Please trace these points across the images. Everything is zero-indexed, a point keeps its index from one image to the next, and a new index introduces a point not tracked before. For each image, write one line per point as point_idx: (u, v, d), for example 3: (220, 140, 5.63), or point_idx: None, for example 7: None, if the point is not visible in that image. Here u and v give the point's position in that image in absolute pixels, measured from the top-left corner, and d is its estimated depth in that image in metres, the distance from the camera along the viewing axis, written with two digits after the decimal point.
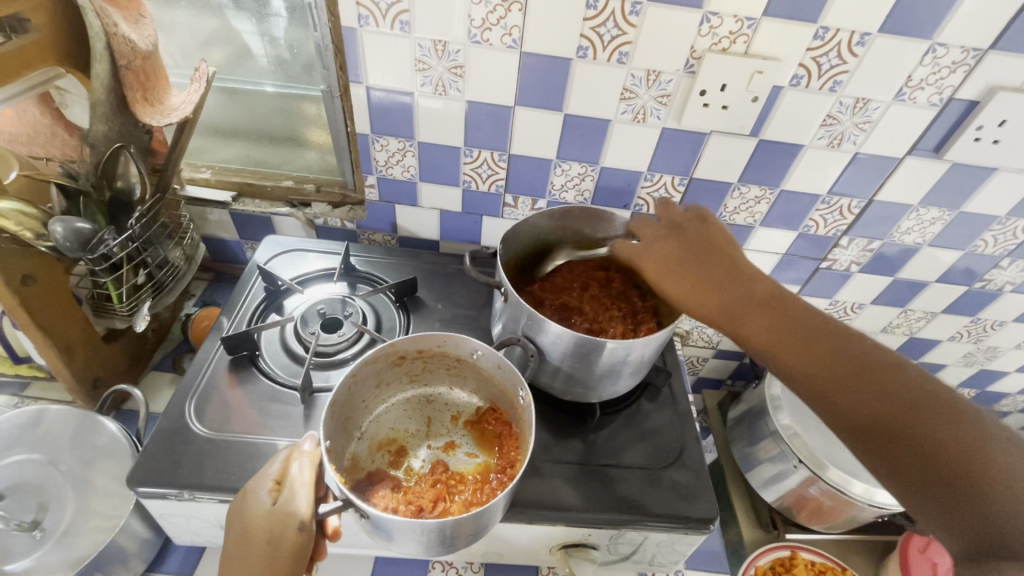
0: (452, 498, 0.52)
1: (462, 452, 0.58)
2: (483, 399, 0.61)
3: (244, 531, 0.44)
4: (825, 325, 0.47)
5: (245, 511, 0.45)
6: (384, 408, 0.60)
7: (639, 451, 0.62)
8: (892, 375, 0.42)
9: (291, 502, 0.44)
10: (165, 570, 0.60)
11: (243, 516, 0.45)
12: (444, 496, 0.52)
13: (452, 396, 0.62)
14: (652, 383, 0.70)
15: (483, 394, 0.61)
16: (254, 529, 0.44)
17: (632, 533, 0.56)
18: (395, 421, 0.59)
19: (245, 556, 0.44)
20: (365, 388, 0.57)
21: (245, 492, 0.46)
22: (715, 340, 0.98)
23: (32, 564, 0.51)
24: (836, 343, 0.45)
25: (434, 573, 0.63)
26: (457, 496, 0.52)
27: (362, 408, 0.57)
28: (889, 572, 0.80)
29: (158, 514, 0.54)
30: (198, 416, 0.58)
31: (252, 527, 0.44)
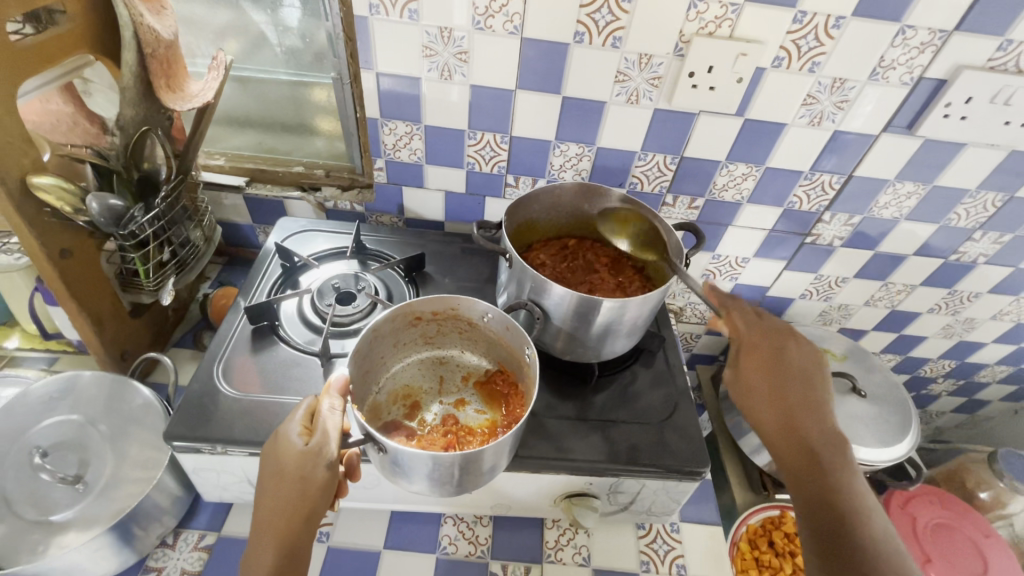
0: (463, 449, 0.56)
1: (472, 411, 0.62)
2: (492, 362, 0.65)
3: (277, 467, 0.47)
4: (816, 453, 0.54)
5: (276, 451, 0.48)
6: (400, 367, 0.64)
7: (635, 408, 0.67)
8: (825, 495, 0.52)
9: (321, 444, 0.47)
10: (196, 525, 0.64)
11: (275, 456, 0.47)
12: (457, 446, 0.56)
13: (464, 359, 0.66)
14: (647, 348, 0.74)
15: (492, 357, 0.65)
16: (287, 467, 0.47)
17: (630, 481, 0.61)
18: (410, 378, 0.63)
19: (278, 491, 0.47)
20: (381, 350, 0.61)
21: (276, 433, 0.49)
22: (707, 316, 1.03)
23: (76, 514, 0.55)
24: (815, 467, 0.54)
25: (446, 526, 0.68)
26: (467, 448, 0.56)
27: (381, 366, 0.62)
28: None
29: (191, 470, 0.59)
30: (225, 378, 0.62)
31: (285, 464, 0.47)
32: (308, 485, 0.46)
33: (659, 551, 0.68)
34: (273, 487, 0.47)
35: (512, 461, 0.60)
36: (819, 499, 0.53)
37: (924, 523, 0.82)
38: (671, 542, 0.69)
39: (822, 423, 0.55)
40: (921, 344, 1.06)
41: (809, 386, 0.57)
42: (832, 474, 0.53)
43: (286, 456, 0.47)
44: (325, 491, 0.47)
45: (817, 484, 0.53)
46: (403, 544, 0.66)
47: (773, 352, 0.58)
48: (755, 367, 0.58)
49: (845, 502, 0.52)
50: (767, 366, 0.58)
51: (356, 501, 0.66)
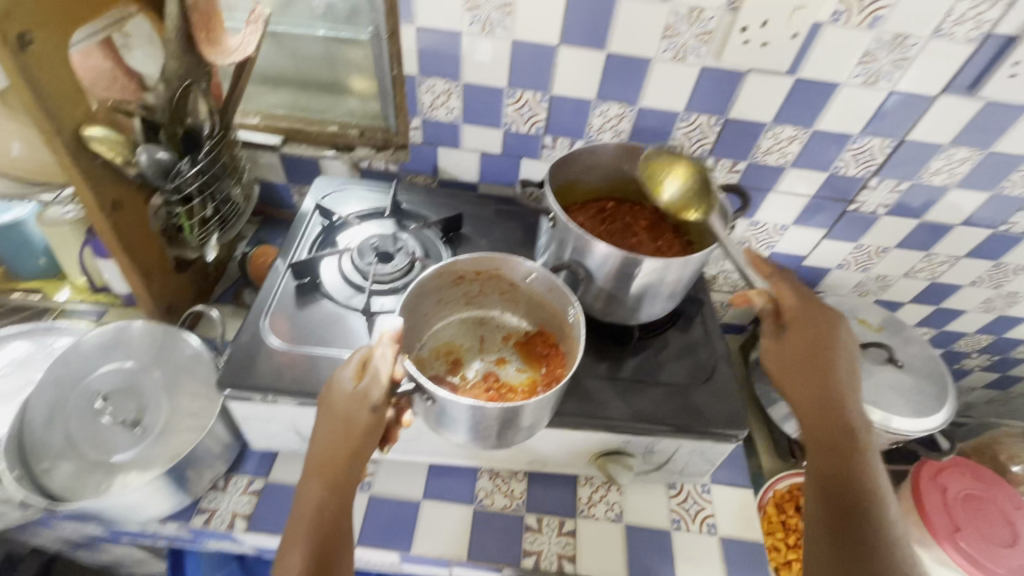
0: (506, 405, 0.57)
1: (513, 370, 0.63)
2: (531, 323, 0.66)
3: (331, 404, 0.49)
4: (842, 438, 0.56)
5: (329, 393, 0.50)
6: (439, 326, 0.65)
7: (672, 370, 0.67)
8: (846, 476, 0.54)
9: (370, 387, 0.48)
10: (244, 471, 0.67)
11: (329, 394, 0.50)
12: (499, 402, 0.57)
13: (504, 319, 0.67)
14: (685, 313, 0.74)
15: (532, 318, 0.66)
16: (339, 408, 0.49)
17: (666, 441, 0.62)
18: (451, 335, 0.64)
19: (331, 427, 0.49)
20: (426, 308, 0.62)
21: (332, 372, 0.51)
22: (740, 285, 1.02)
23: (135, 455, 0.58)
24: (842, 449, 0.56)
25: (482, 480, 0.70)
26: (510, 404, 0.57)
27: (424, 323, 0.62)
28: (901, 496, 0.86)
29: (241, 418, 0.61)
30: (272, 331, 0.63)
31: (337, 404, 0.49)
32: (357, 426, 0.49)
33: (689, 510, 0.70)
34: (324, 426, 0.49)
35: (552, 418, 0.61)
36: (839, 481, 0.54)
37: (955, 494, 0.81)
38: (701, 503, 0.71)
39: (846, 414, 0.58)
40: (959, 318, 1.03)
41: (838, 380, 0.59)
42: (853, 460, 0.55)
43: (338, 397, 0.49)
44: (371, 433, 0.49)
45: (837, 459, 0.55)
46: (441, 495, 0.68)
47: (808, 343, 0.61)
48: (800, 340, 0.61)
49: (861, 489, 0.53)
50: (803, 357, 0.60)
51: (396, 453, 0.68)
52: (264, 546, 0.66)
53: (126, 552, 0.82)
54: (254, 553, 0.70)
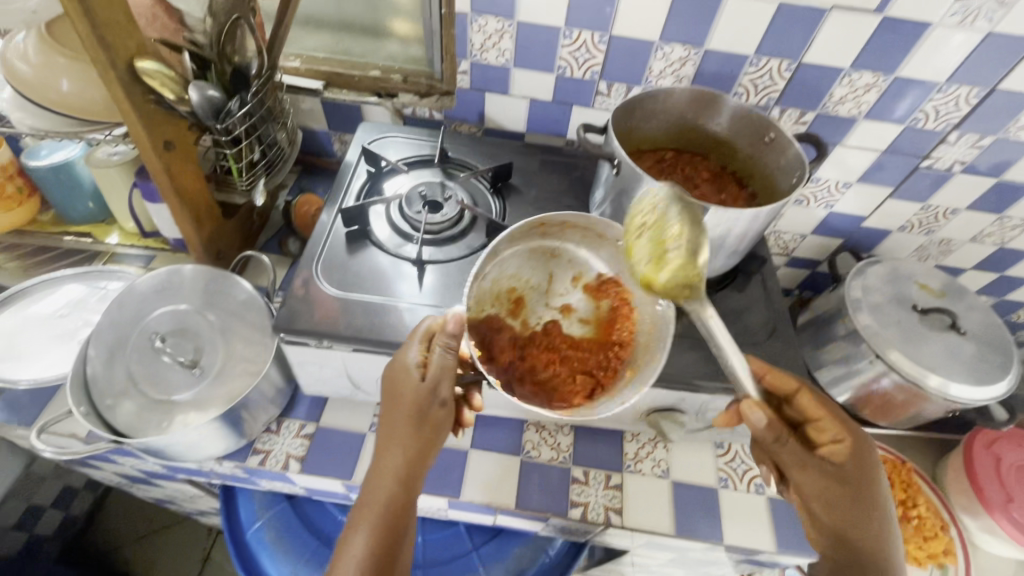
0: (561, 372, 0.58)
1: (575, 319, 0.61)
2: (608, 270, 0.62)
3: (395, 392, 0.52)
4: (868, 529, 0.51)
5: (393, 379, 0.52)
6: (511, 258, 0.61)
7: (730, 328, 0.65)
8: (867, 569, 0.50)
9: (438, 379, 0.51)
10: (297, 415, 0.68)
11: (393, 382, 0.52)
12: (554, 366, 0.58)
13: (578, 260, 0.63)
14: (742, 271, 0.71)
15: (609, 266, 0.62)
16: (403, 395, 0.51)
17: (723, 400, 0.61)
18: (518, 270, 0.61)
19: (395, 415, 0.52)
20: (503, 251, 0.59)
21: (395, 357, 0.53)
22: (791, 247, 0.98)
23: (195, 395, 0.59)
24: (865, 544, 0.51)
25: (529, 432, 0.70)
26: (566, 375, 0.57)
27: (492, 263, 0.59)
28: (950, 464, 0.84)
29: (295, 362, 0.61)
30: (324, 277, 0.62)
31: (403, 390, 0.51)
32: (422, 412, 0.51)
33: (737, 469, 0.69)
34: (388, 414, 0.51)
35: None
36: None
37: (1010, 465, 0.79)
38: (749, 463, 0.70)
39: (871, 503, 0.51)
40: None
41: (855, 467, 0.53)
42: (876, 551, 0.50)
43: (402, 386, 0.51)
44: (437, 422, 0.53)
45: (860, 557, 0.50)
46: (489, 444, 0.68)
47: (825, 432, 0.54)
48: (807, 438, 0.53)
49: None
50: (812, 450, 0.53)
51: None
52: (319, 489, 0.71)
53: (182, 488, 0.86)
54: (304, 495, 0.75)
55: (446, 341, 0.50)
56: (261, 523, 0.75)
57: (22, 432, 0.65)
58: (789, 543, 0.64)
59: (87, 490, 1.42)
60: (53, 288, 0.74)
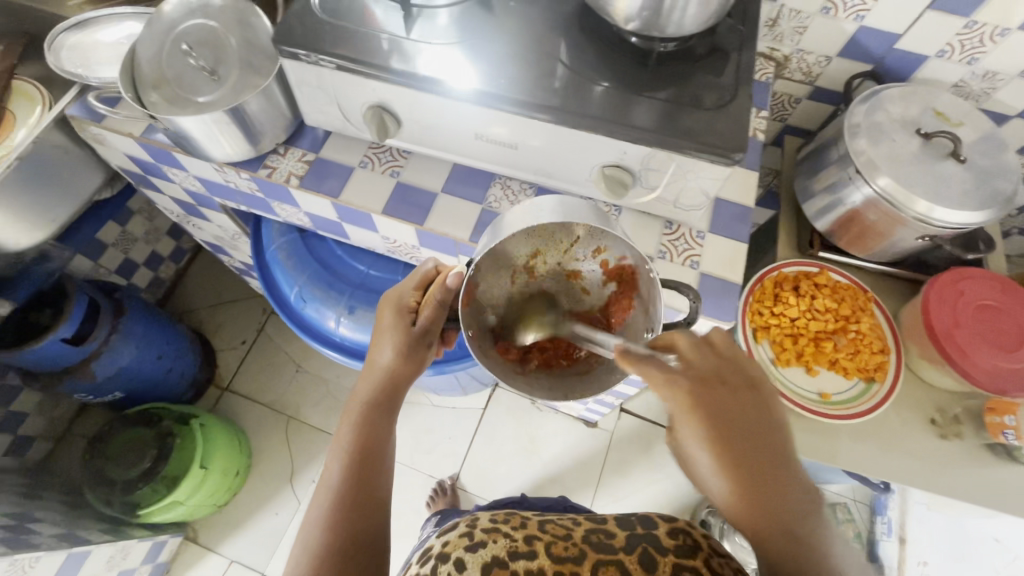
0: (544, 336, 0.70)
1: (579, 285, 0.71)
2: (630, 262, 0.63)
3: (380, 324, 0.71)
4: (766, 448, 0.54)
5: (380, 318, 0.72)
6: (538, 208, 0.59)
7: (689, 96, 0.67)
8: (773, 487, 0.52)
9: (430, 326, 0.69)
10: (300, 145, 0.80)
11: (383, 318, 0.71)
12: (540, 325, 0.70)
13: (603, 239, 0.63)
14: (723, 50, 0.70)
15: (634, 262, 0.62)
16: (400, 322, 0.70)
17: (664, 156, 0.65)
18: (528, 249, 0.66)
19: (380, 343, 0.71)
20: (529, 218, 0.58)
21: (390, 296, 0.72)
22: (815, 73, 0.93)
23: (212, 96, 0.71)
24: (768, 462, 0.53)
25: (495, 187, 0.79)
26: (550, 345, 0.69)
27: (504, 249, 0.64)
28: (915, 300, 0.84)
29: (295, 83, 0.71)
30: (321, 8, 0.70)
31: (390, 321, 0.70)
32: (411, 340, 0.69)
33: (678, 247, 0.75)
34: (382, 334, 0.70)
35: (555, 113, 0.64)
36: (759, 502, 0.51)
37: (969, 301, 0.79)
38: (692, 244, 0.75)
39: (758, 420, 0.55)
40: None
41: (741, 404, 0.55)
42: (772, 470, 0.53)
43: (399, 315, 0.70)
44: (419, 362, 0.71)
45: (755, 485, 0.52)
46: (457, 189, 0.78)
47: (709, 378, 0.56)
48: (704, 387, 0.56)
49: (778, 492, 0.52)
50: (711, 400, 0.55)
51: (424, 149, 0.77)
52: (320, 219, 0.85)
53: (225, 224, 1.05)
54: (311, 228, 0.90)
55: (446, 287, 0.66)
56: (276, 246, 0.92)
57: (95, 130, 0.81)
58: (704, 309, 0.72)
59: (170, 260, 1.72)
60: (112, 23, 0.86)
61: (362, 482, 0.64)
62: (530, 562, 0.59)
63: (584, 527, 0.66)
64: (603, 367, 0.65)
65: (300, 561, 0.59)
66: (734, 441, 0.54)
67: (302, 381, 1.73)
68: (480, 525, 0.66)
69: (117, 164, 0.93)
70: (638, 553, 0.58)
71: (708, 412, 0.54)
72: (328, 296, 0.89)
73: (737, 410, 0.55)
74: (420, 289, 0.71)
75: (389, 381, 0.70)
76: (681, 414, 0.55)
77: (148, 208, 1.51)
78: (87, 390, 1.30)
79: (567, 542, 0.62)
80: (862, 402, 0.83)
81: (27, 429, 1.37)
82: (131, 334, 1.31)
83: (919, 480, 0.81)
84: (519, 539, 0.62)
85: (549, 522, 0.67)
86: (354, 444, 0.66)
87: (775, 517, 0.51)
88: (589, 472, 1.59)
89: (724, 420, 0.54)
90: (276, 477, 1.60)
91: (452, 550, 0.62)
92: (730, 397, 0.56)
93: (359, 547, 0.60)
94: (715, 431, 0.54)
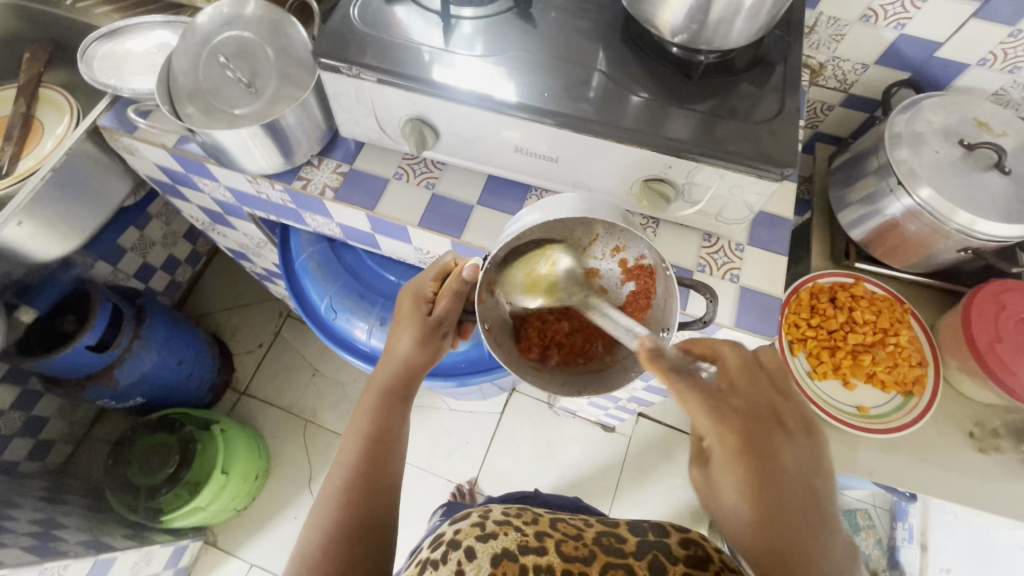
0: (562, 333, 0.65)
1: (597, 284, 0.66)
2: (649, 261, 0.61)
3: (397, 313, 0.71)
4: (794, 471, 0.52)
5: (398, 306, 0.71)
6: (553, 203, 0.58)
7: (735, 108, 0.66)
8: (798, 509, 0.50)
9: (444, 317, 0.68)
10: (334, 157, 0.79)
11: (400, 307, 0.71)
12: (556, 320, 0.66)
13: (623, 237, 0.61)
14: (767, 61, 0.69)
15: (652, 261, 0.60)
16: (416, 311, 0.69)
17: (710, 170, 0.64)
18: (541, 241, 0.63)
19: (397, 332, 0.70)
20: (546, 210, 0.57)
21: (410, 285, 0.71)
22: (850, 81, 0.92)
23: (249, 109, 0.70)
24: (792, 485, 0.51)
25: (531, 199, 0.78)
26: (565, 340, 0.65)
27: (513, 240, 0.60)
28: (954, 311, 0.83)
29: (332, 95, 0.71)
30: (360, 20, 0.69)
31: (405, 311, 0.69)
32: (427, 329, 0.68)
33: (717, 260, 0.74)
34: (400, 323, 0.69)
35: (599, 126, 0.63)
36: (776, 521, 0.49)
37: (1011, 314, 0.78)
38: (731, 257, 0.75)
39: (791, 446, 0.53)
40: None
41: (778, 429, 0.53)
42: (795, 494, 0.51)
43: (416, 304, 0.69)
44: (433, 354, 0.70)
45: (772, 504, 0.50)
46: (493, 200, 0.77)
47: (745, 394, 0.55)
48: (740, 400, 0.54)
49: (800, 515, 0.50)
50: (746, 416, 0.53)
51: (460, 160, 0.76)
52: (351, 230, 0.85)
53: (251, 232, 1.04)
54: (342, 238, 0.89)
55: (462, 279, 0.66)
56: (305, 255, 0.92)
57: (127, 140, 0.81)
58: (746, 323, 0.71)
59: (187, 263, 1.71)
60: (145, 31, 0.86)
61: (373, 469, 0.63)
62: (540, 558, 0.56)
63: (594, 528, 0.62)
64: (619, 367, 0.62)
65: (311, 540, 0.60)
66: (778, 483, 0.51)
67: (319, 385, 1.72)
68: (492, 516, 0.62)
69: (145, 173, 0.92)
70: (648, 559, 0.56)
71: (738, 425, 0.52)
72: (359, 306, 0.89)
73: (786, 453, 0.52)
74: (438, 280, 0.70)
75: (402, 369, 0.69)
76: (723, 446, 0.52)
77: (167, 212, 1.51)
78: (110, 396, 1.30)
79: (577, 541, 0.59)
80: (901, 416, 0.83)
81: (49, 434, 1.37)
82: (153, 340, 1.31)
83: (957, 494, 0.80)
84: (530, 534, 0.59)
85: (560, 520, 0.64)
86: (367, 431, 0.66)
87: (790, 538, 0.49)
88: (607, 477, 1.58)
89: (755, 436, 0.52)
90: (294, 482, 1.60)
91: (463, 538, 0.59)
92: (764, 417, 0.54)
93: (366, 533, 0.60)
94: (744, 444, 0.52)
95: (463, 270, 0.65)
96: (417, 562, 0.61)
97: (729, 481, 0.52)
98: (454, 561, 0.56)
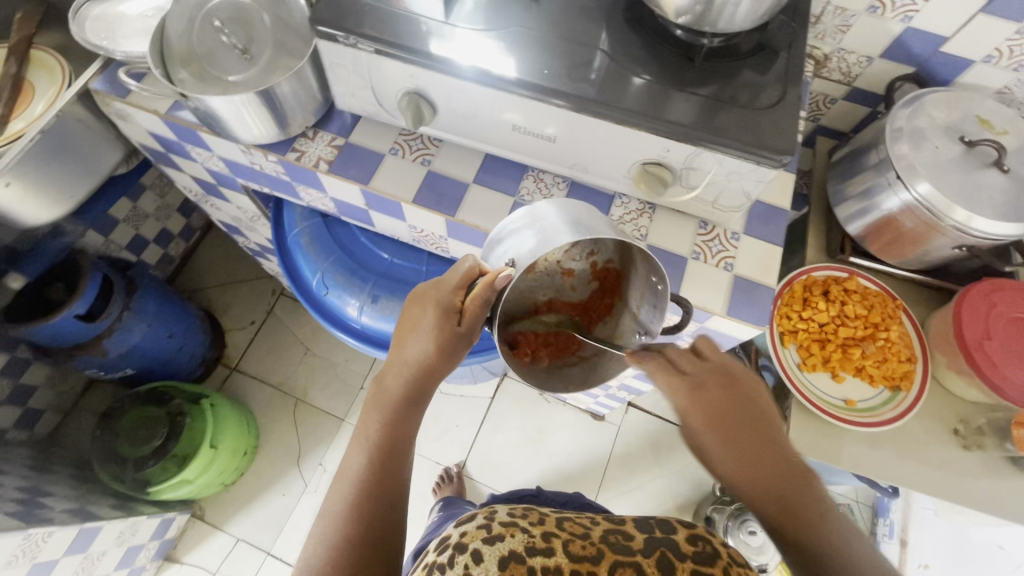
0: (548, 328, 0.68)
1: (568, 278, 0.69)
2: (617, 264, 0.66)
3: (407, 318, 0.67)
4: (776, 443, 0.55)
5: (411, 309, 0.67)
6: (545, 217, 0.58)
7: (735, 93, 0.65)
8: (785, 475, 0.53)
9: (467, 328, 0.65)
10: (329, 130, 0.78)
11: (412, 313, 0.67)
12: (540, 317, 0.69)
13: (604, 245, 0.64)
14: (770, 48, 0.68)
15: (620, 266, 0.65)
16: (441, 323, 0.64)
17: (707, 155, 0.63)
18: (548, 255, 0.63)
19: (406, 339, 0.67)
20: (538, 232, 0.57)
21: (424, 288, 0.67)
22: (854, 73, 0.91)
23: (244, 75, 0.69)
24: (775, 452, 0.54)
25: (528, 178, 0.77)
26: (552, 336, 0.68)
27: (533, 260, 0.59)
28: (945, 309, 0.84)
29: (328, 65, 0.69)
30: None
31: (421, 321, 0.65)
32: (451, 340, 0.65)
33: (712, 248, 0.74)
34: (418, 330, 0.65)
35: (598, 106, 0.62)
36: (765, 484, 0.52)
37: (1002, 313, 0.78)
38: (726, 246, 0.74)
39: (767, 422, 0.56)
40: None
41: (750, 408, 0.57)
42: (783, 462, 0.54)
43: (441, 316, 0.64)
44: (455, 360, 0.67)
45: (754, 470, 0.53)
46: (489, 179, 0.76)
47: (719, 379, 0.58)
48: (712, 383, 0.58)
49: (790, 482, 0.52)
50: (721, 398, 0.57)
51: (457, 138, 0.75)
52: (345, 206, 0.84)
53: (245, 206, 1.03)
54: (336, 214, 0.88)
55: (491, 288, 0.58)
56: (299, 230, 0.91)
57: (119, 105, 0.79)
58: (737, 311, 0.71)
59: (180, 237, 1.70)
60: None
61: (382, 478, 0.62)
62: (547, 559, 0.55)
63: (602, 526, 0.61)
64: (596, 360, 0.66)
65: (315, 552, 0.58)
66: (741, 428, 0.56)
67: (311, 364, 1.72)
68: (497, 518, 0.62)
69: (138, 141, 0.91)
70: (656, 557, 0.55)
71: (712, 405, 0.57)
72: (352, 283, 0.88)
73: (746, 415, 0.57)
74: (463, 288, 0.65)
75: (424, 373, 0.66)
76: (694, 411, 0.57)
77: (160, 184, 1.49)
78: (98, 367, 1.29)
79: (585, 540, 0.58)
80: (885, 411, 0.84)
81: (37, 403, 1.36)
82: (143, 312, 1.30)
83: (938, 490, 0.81)
84: (537, 535, 0.59)
85: (567, 519, 0.63)
86: (378, 448, 0.64)
87: (788, 501, 0.51)
88: (594, 466, 1.59)
89: (728, 411, 0.56)
90: (284, 460, 1.61)
91: (470, 541, 0.59)
92: (732, 394, 0.57)
93: (375, 545, 0.59)
94: (717, 421, 0.56)
95: (497, 278, 0.57)
96: (423, 564, 0.61)
97: (714, 457, 0.56)
98: (461, 565, 0.56)
